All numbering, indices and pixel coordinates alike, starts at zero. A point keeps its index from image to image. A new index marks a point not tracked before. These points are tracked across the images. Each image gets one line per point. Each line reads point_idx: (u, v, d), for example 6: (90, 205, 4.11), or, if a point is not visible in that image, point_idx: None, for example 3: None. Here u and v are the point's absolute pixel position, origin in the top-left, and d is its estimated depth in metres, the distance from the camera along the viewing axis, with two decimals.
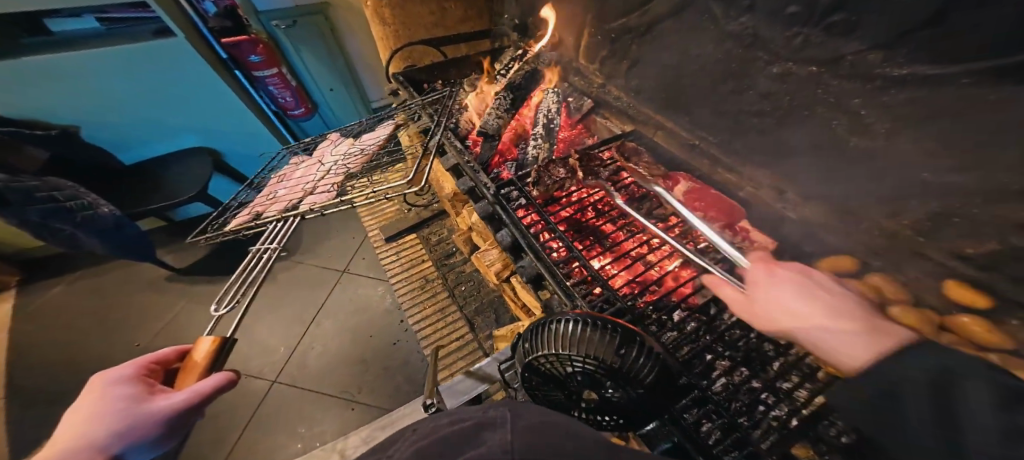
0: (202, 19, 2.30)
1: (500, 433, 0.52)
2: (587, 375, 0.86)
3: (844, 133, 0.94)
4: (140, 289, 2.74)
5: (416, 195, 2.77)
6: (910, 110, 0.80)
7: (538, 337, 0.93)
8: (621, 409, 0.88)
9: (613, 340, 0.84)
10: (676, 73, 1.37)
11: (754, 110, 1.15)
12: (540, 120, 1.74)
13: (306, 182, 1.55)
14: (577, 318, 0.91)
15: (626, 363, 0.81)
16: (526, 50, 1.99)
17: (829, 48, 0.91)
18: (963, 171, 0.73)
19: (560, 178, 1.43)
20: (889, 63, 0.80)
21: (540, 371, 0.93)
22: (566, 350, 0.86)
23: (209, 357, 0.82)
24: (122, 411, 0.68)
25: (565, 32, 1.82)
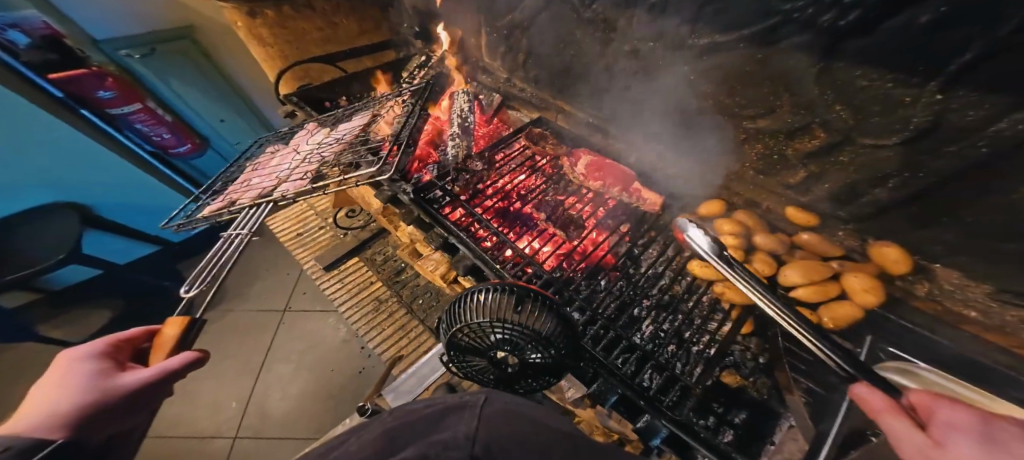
0: (12, 55, 1.70)
1: (468, 416, 0.55)
2: (506, 344, 0.69)
3: (689, 98, 0.95)
4: (17, 377, 2.14)
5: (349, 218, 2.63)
6: (730, 76, 0.80)
7: (453, 311, 0.75)
8: (550, 369, 0.72)
9: (513, 302, 0.69)
10: (557, 61, 1.31)
11: (622, 88, 1.12)
12: (454, 120, 1.57)
13: (280, 171, 1.28)
14: (483, 285, 0.74)
15: (529, 320, 0.67)
16: (431, 55, 1.88)
17: (655, 26, 0.88)
18: (796, 127, 0.74)
19: (478, 170, 1.37)
20: (696, 34, 0.80)
21: (453, 353, 0.76)
22: (472, 320, 0.69)
23: (182, 331, 0.61)
24: (82, 385, 0.48)
25: (465, 33, 1.72)
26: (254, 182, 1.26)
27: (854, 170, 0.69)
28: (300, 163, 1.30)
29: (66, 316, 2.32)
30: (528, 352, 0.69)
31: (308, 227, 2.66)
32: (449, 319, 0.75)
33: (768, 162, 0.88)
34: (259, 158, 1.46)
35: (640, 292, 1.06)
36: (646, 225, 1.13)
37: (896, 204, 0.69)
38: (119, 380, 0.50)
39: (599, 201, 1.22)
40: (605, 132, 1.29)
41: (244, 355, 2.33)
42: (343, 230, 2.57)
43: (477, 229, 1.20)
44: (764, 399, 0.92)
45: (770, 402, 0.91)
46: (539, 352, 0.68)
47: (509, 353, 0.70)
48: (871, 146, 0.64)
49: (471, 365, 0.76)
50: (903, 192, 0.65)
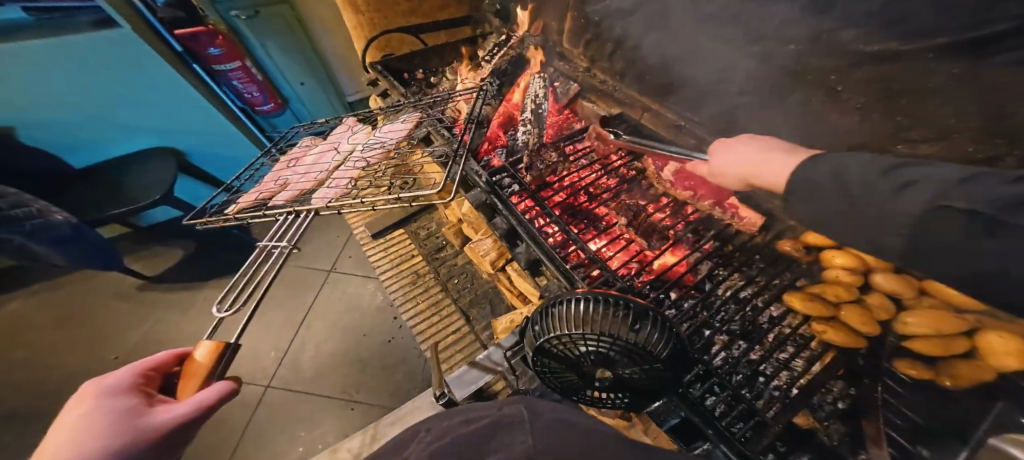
0: (150, 10, 1.84)
1: (520, 432, 0.52)
2: (600, 358, 0.63)
3: (821, 109, 0.85)
4: (103, 297, 2.40)
5: None
6: (893, 89, 0.71)
7: (541, 316, 0.71)
8: (637, 388, 0.67)
9: (627, 316, 0.63)
10: (657, 55, 1.21)
11: (735, 90, 1.02)
12: (528, 106, 1.52)
13: (318, 170, 1.23)
14: (581, 294, 0.68)
15: (644, 341, 0.61)
16: (510, 35, 1.82)
17: (806, 25, 0.78)
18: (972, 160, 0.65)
19: (553, 162, 1.31)
20: (861, 39, 0.71)
21: (535, 357, 0.71)
22: (573, 331, 0.63)
23: (215, 358, 0.60)
24: (110, 429, 0.47)
25: (549, 15, 1.64)
26: (291, 179, 1.20)
27: None
28: (342, 162, 1.23)
29: (147, 251, 2.54)
30: (622, 369, 0.64)
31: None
32: (539, 322, 0.70)
33: None
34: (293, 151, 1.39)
35: (716, 316, 0.97)
36: (732, 246, 1.04)
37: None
38: (151, 420, 0.49)
39: (678, 213, 1.15)
40: None
41: (288, 309, 2.46)
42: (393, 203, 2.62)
43: (544, 223, 1.16)
44: (834, 445, 0.81)
45: (841, 450, 0.80)
46: (638, 371, 0.63)
47: (602, 367, 0.65)
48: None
49: (551, 370, 0.72)
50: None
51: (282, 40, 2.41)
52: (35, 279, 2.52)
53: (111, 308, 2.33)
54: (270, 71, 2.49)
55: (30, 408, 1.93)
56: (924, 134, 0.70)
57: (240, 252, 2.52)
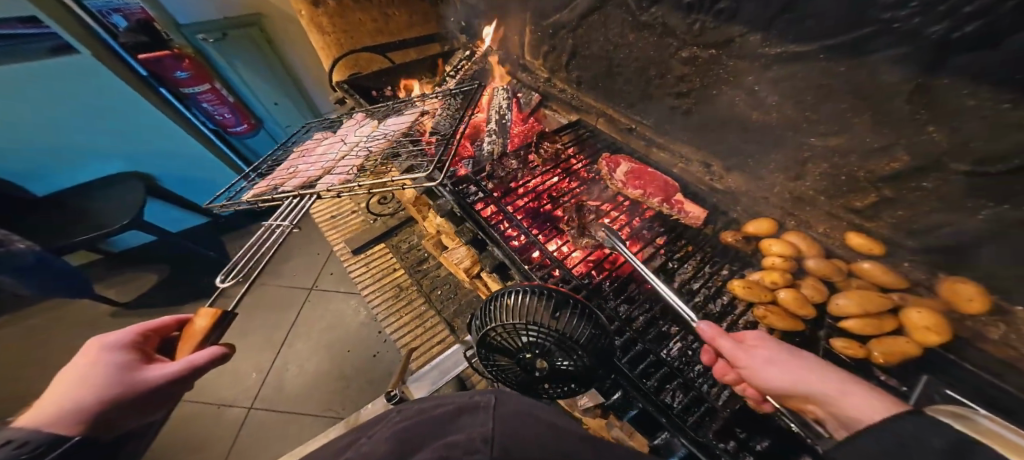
0: (110, 35, 1.85)
1: (483, 417, 0.56)
2: (534, 347, 0.67)
3: (746, 109, 0.92)
4: (73, 328, 2.33)
5: (380, 204, 2.66)
6: (800, 86, 0.77)
7: (485, 311, 0.74)
8: (578, 378, 0.69)
9: (549, 304, 0.68)
10: (606, 64, 1.27)
11: (675, 93, 1.08)
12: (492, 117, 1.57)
13: (325, 160, 1.28)
14: (520, 287, 0.73)
15: (565, 326, 0.65)
16: (475, 50, 1.89)
17: (722, 32, 0.85)
18: (874, 148, 0.71)
19: (513, 169, 1.35)
20: (767, 43, 0.77)
21: (481, 350, 0.74)
22: (507, 321, 0.68)
23: (211, 324, 0.61)
24: (108, 379, 0.50)
25: (508, 30, 1.70)
26: (300, 168, 1.25)
27: (936, 198, 0.66)
28: (346, 153, 1.30)
29: (121, 278, 2.49)
30: (557, 359, 0.66)
31: (341, 212, 2.76)
32: (481, 316, 0.74)
33: (831, 183, 0.85)
34: (306, 144, 1.46)
35: (669, 309, 1.01)
36: (682, 240, 1.10)
37: (982, 240, 0.62)
38: (147, 374, 0.52)
39: (637, 213, 1.17)
40: (649, 139, 1.25)
41: (268, 328, 2.43)
42: (374, 216, 2.64)
43: (507, 227, 1.17)
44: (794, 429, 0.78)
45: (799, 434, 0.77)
46: (571, 360, 0.65)
47: (541, 359, 0.68)
48: (966, 174, 0.58)
49: (497, 363, 0.74)
50: (991, 227, 0.60)
51: (253, 62, 2.46)
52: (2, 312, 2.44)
53: (82, 338, 2.27)
54: (242, 92, 2.53)
55: None
56: (833, 127, 0.76)
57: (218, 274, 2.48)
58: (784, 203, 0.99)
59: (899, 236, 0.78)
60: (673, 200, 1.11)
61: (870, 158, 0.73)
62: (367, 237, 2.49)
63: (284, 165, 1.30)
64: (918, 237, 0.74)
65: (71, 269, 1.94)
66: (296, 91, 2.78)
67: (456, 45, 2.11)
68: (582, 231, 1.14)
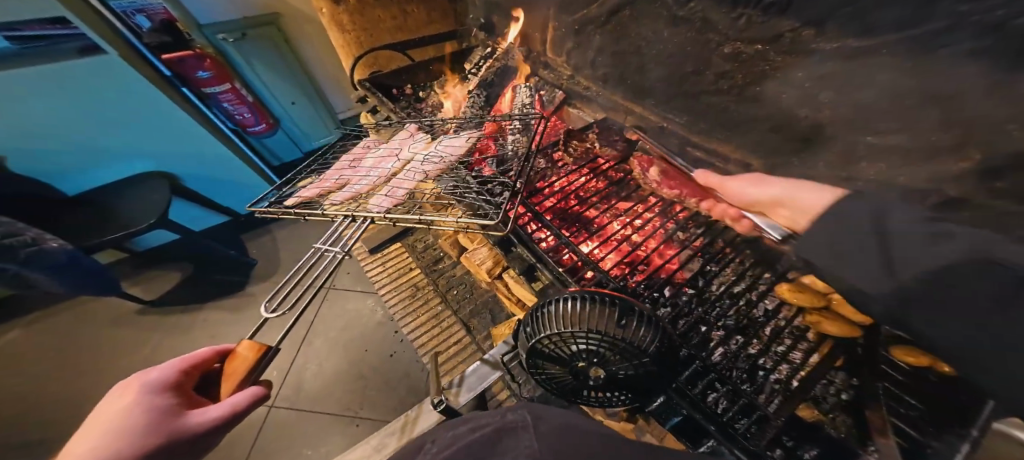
0: (135, 35, 1.89)
1: (526, 436, 0.56)
2: (592, 355, 0.64)
3: (793, 106, 0.89)
4: (99, 324, 2.39)
5: None
6: (858, 82, 0.74)
7: (534, 317, 0.72)
8: (633, 385, 0.67)
9: (612, 312, 0.65)
10: (636, 60, 1.23)
11: (712, 90, 1.04)
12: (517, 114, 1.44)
13: (375, 176, 1.25)
14: (573, 293, 0.70)
15: (631, 336, 0.62)
16: (495, 48, 1.87)
17: (770, 27, 0.82)
18: (940, 148, 0.68)
19: (541, 168, 1.33)
20: (822, 38, 0.74)
21: (528, 358, 0.72)
22: (563, 329, 0.64)
23: (250, 360, 0.61)
24: (147, 428, 0.51)
25: (530, 26, 1.67)
26: (352, 181, 1.24)
27: None
28: (399, 172, 1.26)
29: (144, 275, 2.54)
30: (615, 368, 0.65)
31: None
32: (531, 322, 0.71)
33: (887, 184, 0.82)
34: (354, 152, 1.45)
35: (712, 312, 0.96)
36: (721, 243, 1.05)
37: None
38: (184, 421, 0.53)
39: (671, 213, 1.14)
40: (681, 138, 1.22)
41: (287, 327, 2.45)
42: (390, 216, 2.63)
43: (536, 228, 1.15)
44: (842, 436, 0.83)
45: (849, 441, 0.82)
46: (630, 368, 0.64)
47: (596, 367, 0.66)
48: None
49: (543, 370, 0.72)
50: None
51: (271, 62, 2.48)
52: (32, 308, 2.51)
53: (109, 334, 2.32)
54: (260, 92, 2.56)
55: (30, 438, 1.91)
56: (895, 126, 0.73)
57: (238, 272, 2.51)
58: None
59: None
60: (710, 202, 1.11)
61: (936, 158, 0.70)
62: (384, 237, 2.49)
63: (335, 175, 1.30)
64: None
65: (99, 268, 1.98)
66: (311, 90, 2.79)
67: (474, 42, 2.08)
68: (616, 232, 1.10)
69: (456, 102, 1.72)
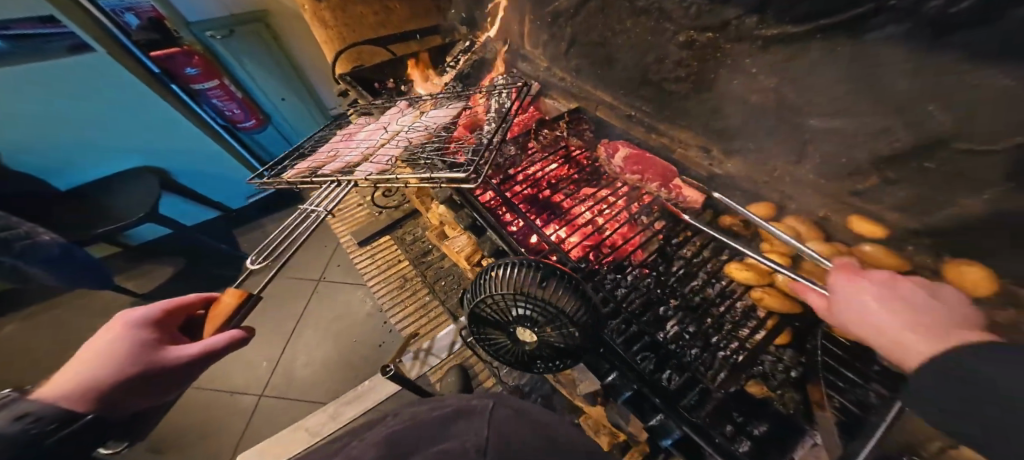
0: (125, 34, 1.93)
1: (477, 421, 0.60)
2: (525, 316, 0.70)
3: (744, 92, 0.92)
4: (95, 318, 2.44)
5: (384, 197, 2.67)
6: (797, 67, 0.77)
7: (475, 286, 0.77)
8: (568, 351, 0.72)
9: (534, 275, 0.69)
10: (604, 51, 1.26)
11: (673, 78, 1.08)
12: (494, 106, 1.41)
13: (367, 145, 1.32)
14: (510, 260, 0.74)
15: (550, 295, 0.67)
16: (475, 41, 1.90)
17: (717, 15, 0.85)
18: (873, 129, 0.71)
19: (511, 155, 1.37)
20: (762, 25, 0.77)
21: (474, 324, 0.79)
22: (495, 291, 0.71)
23: (236, 304, 0.64)
24: (125, 359, 0.55)
25: (507, 19, 1.70)
26: (341, 152, 1.30)
27: (937, 178, 0.66)
28: (387, 141, 1.31)
29: (138, 270, 2.59)
30: (545, 332, 0.70)
31: (348, 208, 2.79)
32: (472, 291, 0.78)
33: (832, 166, 0.85)
34: (347, 129, 1.52)
35: (667, 292, 1.02)
36: (682, 226, 1.11)
37: (981, 219, 0.62)
38: (163, 355, 0.56)
39: (635, 197, 1.20)
40: (649, 126, 1.25)
41: (278, 318, 2.50)
42: (380, 209, 2.66)
43: (505, 212, 1.20)
44: (789, 413, 0.84)
45: (796, 418, 0.83)
46: (556, 330, 0.69)
47: (530, 331, 0.72)
48: (967, 152, 0.58)
49: (490, 337, 0.80)
50: (992, 207, 0.59)
51: (261, 59, 2.51)
52: (28, 304, 2.55)
53: None
54: (250, 89, 2.59)
55: None
56: (832, 108, 0.76)
57: (230, 266, 2.56)
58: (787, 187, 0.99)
59: (901, 217, 0.78)
60: (671, 185, 1.13)
61: (872, 138, 0.73)
62: (373, 230, 2.54)
63: (329, 146, 1.37)
64: (922, 218, 0.74)
65: (93, 261, 2.03)
66: (301, 86, 2.81)
67: (456, 37, 2.11)
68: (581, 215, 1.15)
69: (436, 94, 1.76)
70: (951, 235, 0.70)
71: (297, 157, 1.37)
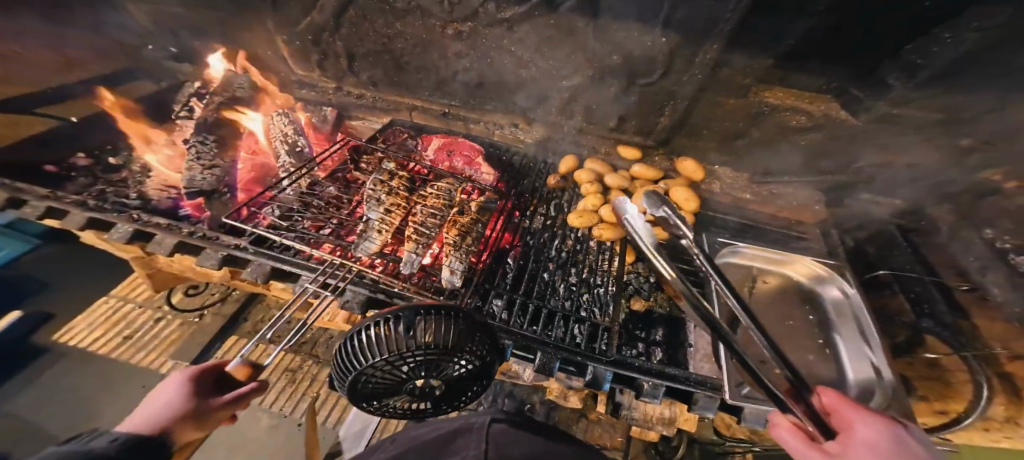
0: None
1: (470, 441, 0.50)
2: (423, 370, 0.47)
3: (517, 66, 1.12)
4: None
5: (180, 295, 1.49)
6: (542, 36, 1.01)
7: (343, 358, 0.47)
8: (486, 374, 0.54)
9: (423, 321, 0.46)
10: (392, 56, 1.21)
11: (460, 69, 1.18)
12: (281, 148, 1.21)
13: (299, 179, 1.10)
14: (387, 312, 0.47)
15: (432, 338, 0.45)
16: (213, 79, 1.51)
17: (464, 6, 1.00)
18: (621, 61, 1.00)
19: (334, 192, 1.07)
20: (500, 9, 0.98)
21: (365, 405, 0.52)
22: (363, 366, 0.45)
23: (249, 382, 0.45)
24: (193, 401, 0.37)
25: (255, 45, 1.36)
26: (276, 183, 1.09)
27: (685, 78, 0.99)
28: (315, 176, 1.11)
29: None
30: (453, 369, 0.49)
31: (135, 325, 1.39)
32: (337, 373, 0.49)
33: (601, 102, 1.14)
34: (248, 151, 1.28)
35: (541, 258, 1.00)
36: (526, 197, 1.15)
37: (732, 89, 0.99)
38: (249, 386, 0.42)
39: (483, 180, 1.15)
40: (464, 118, 1.32)
41: None
42: (197, 311, 1.44)
43: (357, 258, 0.87)
44: (667, 311, 0.95)
45: (674, 313, 0.94)
46: (461, 362, 0.49)
47: (433, 378, 0.49)
48: (680, 52, 0.93)
49: (384, 408, 0.53)
50: (711, 80, 0.98)
51: None
52: None
53: None
54: None
55: None
56: (570, 65, 1.07)
57: None
58: (593, 133, 1.25)
59: (683, 117, 1.12)
60: (474, 160, 1.23)
61: (628, 70, 1.02)
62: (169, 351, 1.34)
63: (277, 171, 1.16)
64: (692, 108, 1.09)
65: None
66: None
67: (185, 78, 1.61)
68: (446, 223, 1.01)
69: (178, 158, 1.26)
70: (716, 106, 1.06)
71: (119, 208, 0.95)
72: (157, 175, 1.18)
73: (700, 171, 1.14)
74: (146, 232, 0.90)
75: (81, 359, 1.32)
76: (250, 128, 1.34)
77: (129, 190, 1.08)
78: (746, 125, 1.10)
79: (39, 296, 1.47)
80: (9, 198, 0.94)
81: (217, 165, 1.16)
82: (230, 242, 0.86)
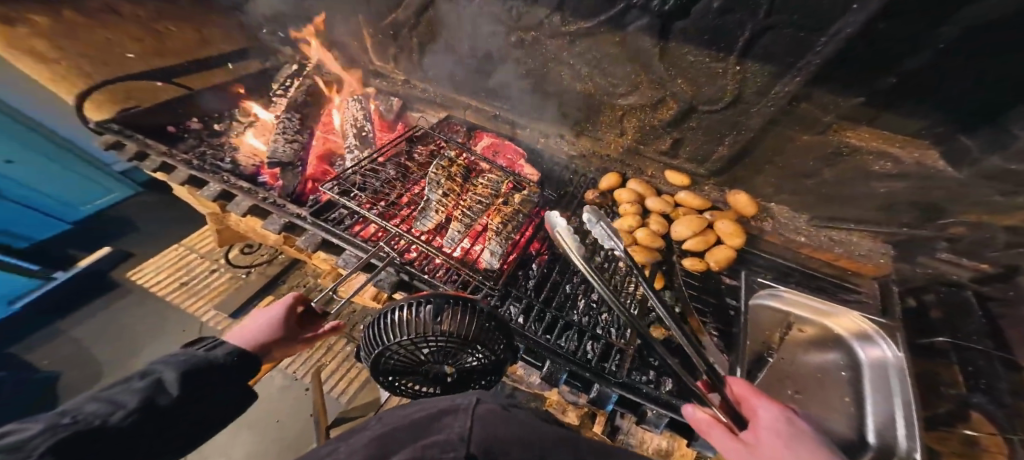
0: None
1: (454, 422, 0.38)
2: (440, 355, 0.52)
3: (574, 80, 1.13)
4: None
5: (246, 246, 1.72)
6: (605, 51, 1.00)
7: (373, 333, 0.54)
8: (495, 372, 0.58)
9: (447, 311, 0.51)
10: (459, 57, 1.28)
11: (520, 76, 1.21)
12: (349, 130, 1.35)
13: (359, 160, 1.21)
14: (416, 297, 0.53)
15: (452, 328, 0.50)
16: (303, 63, 1.71)
17: (533, 16, 1.03)
18: (685, 84, 0.97)
19: (388, 177, 1.16)
20: (567, 22, 0.99)
21: (384, 378, 0.58)
22: (390, 342, 0.51)
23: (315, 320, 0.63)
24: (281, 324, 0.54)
25: (343, 35, 1.51)
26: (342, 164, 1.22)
27: (751, 107, 0.93)
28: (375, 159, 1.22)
29: None
30: (466, 359, 0.54)
31: (193, 272, 1.65)
32: (366, 345, 0.55)
33: (655, 123, 1.12)
34: (323, 131, 1.45)
35: (566, 270, 1.02)
36: (561, 207, 1.17)
37: (805, 125, 0.92)
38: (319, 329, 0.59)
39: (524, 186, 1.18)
40: (514, 124, 1.36)
41: None
42: (246, 268, 1.66)
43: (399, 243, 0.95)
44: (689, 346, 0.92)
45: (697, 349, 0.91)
46: (474, 354, 0.53)
47: (447, 365, 0.54)
48: (752, 82, 0.88)
49: (398, 384, 0.59)
50: (781, 113, 0.92)
51: None
52: None
53: None
54: None
55: None
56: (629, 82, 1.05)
57: None
58: (642, 153, 1.22)
59: (741, 149, 1.06)
60: (518, 166, 1.28)
61: (690, 95, 0.99)
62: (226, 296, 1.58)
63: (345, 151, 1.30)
64: (754, 141, 1.02)
65: None
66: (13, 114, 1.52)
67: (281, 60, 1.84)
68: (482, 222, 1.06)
69: (265, 132, 1.46)
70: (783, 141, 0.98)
71: (211, 170, 1.12)
72: (246, 146, 1.37)
73: (752, 206, 1.10)
74: (230, 193, 1.06)
75: (144, 297, 1.63)
76: (327, 111, 1.51)
77: (224, 155, 1.28)
78: (819, 166, 1.00)
79: (132, 235, 1.80)
80: (137, 152, 1.16)
81: (296, 140, 1.33)
82: (293, 211, 0.99)
